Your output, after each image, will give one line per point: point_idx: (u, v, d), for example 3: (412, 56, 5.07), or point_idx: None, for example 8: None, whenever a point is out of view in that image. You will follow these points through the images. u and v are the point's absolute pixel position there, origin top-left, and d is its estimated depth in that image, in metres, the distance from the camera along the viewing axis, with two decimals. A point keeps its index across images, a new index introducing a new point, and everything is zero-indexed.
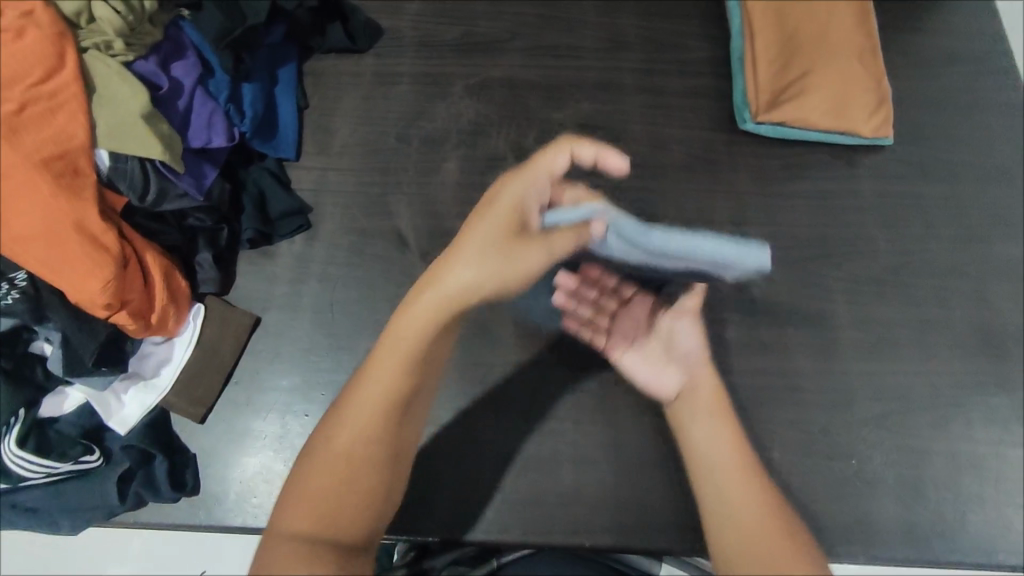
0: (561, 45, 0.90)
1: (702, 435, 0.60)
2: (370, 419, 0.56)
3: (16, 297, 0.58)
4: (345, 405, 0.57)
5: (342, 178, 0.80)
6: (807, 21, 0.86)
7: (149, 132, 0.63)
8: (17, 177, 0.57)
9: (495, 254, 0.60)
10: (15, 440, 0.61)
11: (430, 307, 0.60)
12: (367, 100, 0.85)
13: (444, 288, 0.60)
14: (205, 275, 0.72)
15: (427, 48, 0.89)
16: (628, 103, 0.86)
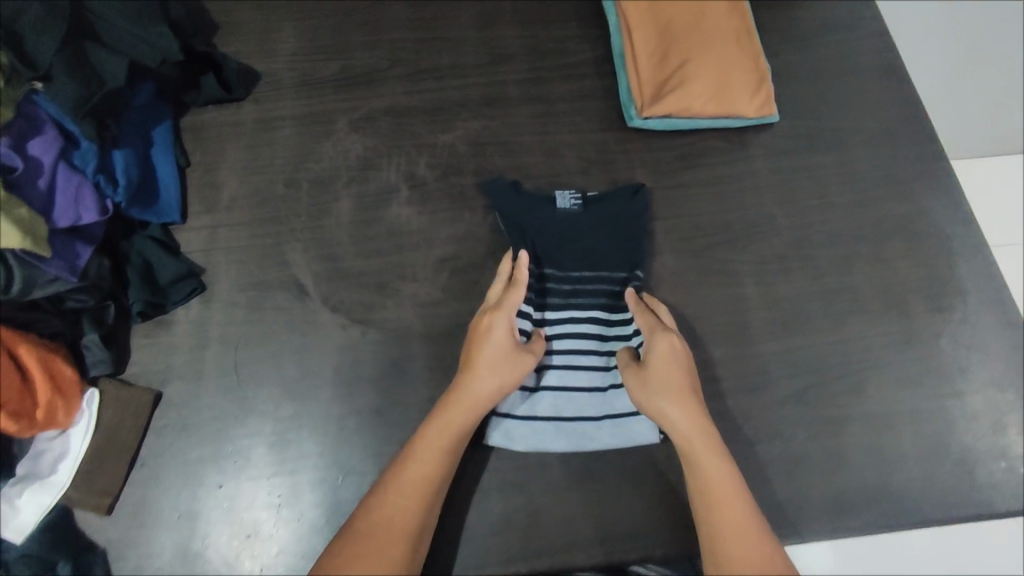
0: (442, 67, 0.89)
1: (711, 474, 0.62)
2: (417, 504, 0.61)
3: None
4: (396, 489, 0.61)
5: (233, 233, 0.78)
6: (681, 10, 0.87)
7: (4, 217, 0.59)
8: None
9: (507, 354, 0.66)
10: None
11: (462, 412, 0.64)
12: (251, 148, 0.83)
13: (475, 398, 0.65)
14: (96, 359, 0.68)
15: (307, 87, 0.87)
16: (517, 115, 0.86)
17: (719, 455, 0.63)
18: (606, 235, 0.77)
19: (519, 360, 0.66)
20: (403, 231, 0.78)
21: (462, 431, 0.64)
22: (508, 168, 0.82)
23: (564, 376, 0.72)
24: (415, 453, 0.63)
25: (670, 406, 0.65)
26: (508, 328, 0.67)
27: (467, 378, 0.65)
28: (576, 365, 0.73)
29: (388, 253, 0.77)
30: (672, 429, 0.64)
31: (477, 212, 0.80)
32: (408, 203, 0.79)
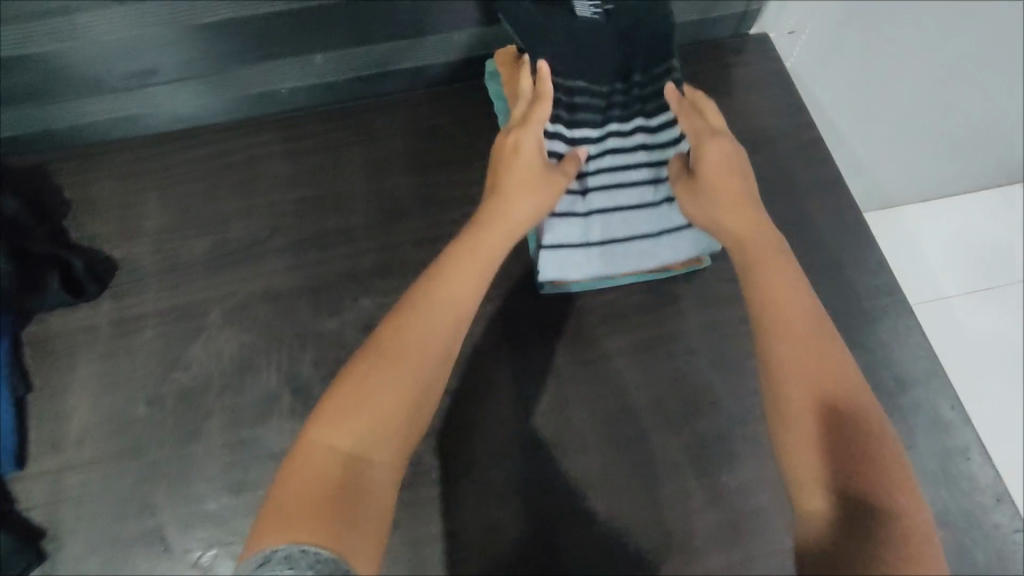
0: (329, 230, 0.78)
1: (771, 279, 0.56)
2: (415, 365, 0.52)
3: None
4: (387, 354, 0.52)
5: (83, 477, 0.66)
6: None
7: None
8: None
9: (531, 218, 0.62)
10: None
11: (486, 249, 0.60)
12: (107, 359, 0.71)
13: (489, 247, 0.60)
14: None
15: (173, 274, 0.76)
16: (415, 285, 0.75)
17: (790, 267, 0.57)
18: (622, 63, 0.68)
19: (551, 179, 0.63)
20: (287, 453, 0.67)
21: (487, 275, 0.59)
22: None
23: (606, 199, 0.70)
24: (416, 316, 0.55)
25: (761, 269, 0.57)
26: (536, 147, 0.63)
27: (498, 222, 0.61)
28: (624, 205, 0.70)
29: (268, 483, 0.66)
30: (754, 284, 0.56)
31: None
32: (292, 414, 0.68)
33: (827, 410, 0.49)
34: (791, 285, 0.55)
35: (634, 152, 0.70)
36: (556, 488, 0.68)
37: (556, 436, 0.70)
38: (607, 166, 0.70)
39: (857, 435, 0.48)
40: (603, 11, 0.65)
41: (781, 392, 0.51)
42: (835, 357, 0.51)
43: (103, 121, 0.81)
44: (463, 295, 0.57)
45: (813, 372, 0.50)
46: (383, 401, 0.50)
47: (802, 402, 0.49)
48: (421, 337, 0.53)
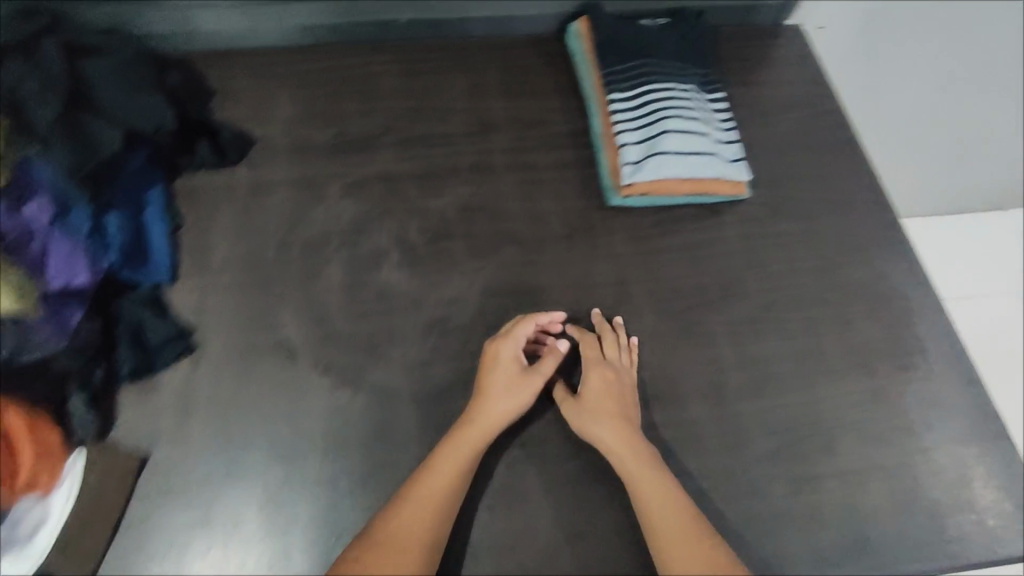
0: (434, 134, 0.93)
1: (650, 487, 0.67)
2: (407, 548, 0.62)
3: None
4: (378, 537, 0.62)
5: (223, 296, 0.78)
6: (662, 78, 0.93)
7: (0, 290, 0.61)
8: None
9: (516, 406, 0.70)
10: None
11: (474, 436, 0.68)
12: (244, 210, 0.84)
13: (467, 444, 0.68)
14: (81, 414, 0.67)
15: (301, 153, 0.90)
16: (503, 182, 0.90)
17: (663, 473, 0.68)
18: (675, 42, 0.97)
19: (525, 382, 0.72)
20: (394, 294, 0.79)
21: (475, 451, 0.68)
22: (496, 234, 0.86)
23: (675, 138, 0.88)
24: (408, 504, 0.64)
25: (640, 475, 0.68)
26: (513, 354, 0.73)
27: (473, 424, 0.69)
28: (685, 138, 0.88)
29: (379, 315, 0.78)
30: (641, 492, 0.67)
31: (466, 275, 0.82)
32: (398, 266, 0.82)
33: None
34: (663, 484, 0.67)
35: (690, 105, 0.91)
36: (615, 341, 0.79)
37: (616, 304, 0.82)
38: (675, 112, 0.90)
39: None
40: (659, 23, 1.00)
41: None
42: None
43: (246, 28, 0.95)
44: (445, 472, 0.66)
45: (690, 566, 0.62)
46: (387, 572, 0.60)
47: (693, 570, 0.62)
48: (414, 523, 0.63)
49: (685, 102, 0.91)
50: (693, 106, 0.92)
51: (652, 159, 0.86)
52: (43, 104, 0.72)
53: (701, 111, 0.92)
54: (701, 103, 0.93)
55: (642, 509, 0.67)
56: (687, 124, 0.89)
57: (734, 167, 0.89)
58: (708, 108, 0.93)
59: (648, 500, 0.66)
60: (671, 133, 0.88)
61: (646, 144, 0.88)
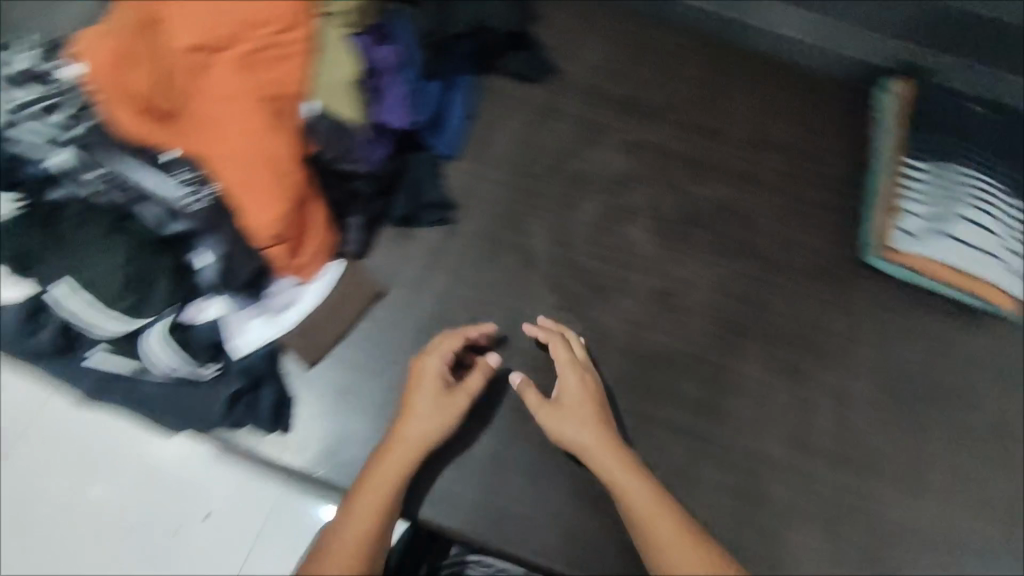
0: (715, 128, 0.94)
1: (610, 466, 0.64)
2: (357, 541, 0.57)
3: (205, 203, 0.62)
4: (340, 525, 0.58)
5: (491, 188, 0.85)
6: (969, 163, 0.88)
7: (347, 98, 0.69)
8: (233, 116, 0.61)
9: (437, 432, 0.65)
10: (161, 330, 0.64)
11: (400, 450, 0.64)
12: (530, 126, 0.91)
13: (404, 445, 0.64)
14: (354, 232, 0.75)
15: (593, 97, 0.95)
16: (766, 197, 0.90)
17: (634, 465, 0.65)
18: (998, 136, 0.90)
19: (451, 400, 0.67)
20: (633, 254, 0.84)
21: (404, 472, 0.63)
22: (744, 242, 0.86)
23: (964, 227, 0.84)
24: (359, 498, 0.60)
25: (619, 473, 0.64)
26: (439, 369, 0.68)
27: (409, 440, 0.64)
28: (976, 231, 0.84)
29: (616, 267, 0.82)
30: (616, 486, 0.63)
31: (702, 266, 0.84)
32: (646, 230, 0.85)
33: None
34: (636, 471, 0.64)
35: (989, 201, 0.86)
36: (825, 390, 0.78)
37: (838, 355, 0.80)
38: (975, 203, 0.85)
39: None
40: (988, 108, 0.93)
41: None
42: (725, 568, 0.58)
43: None
44: (387, 476, 0.62)
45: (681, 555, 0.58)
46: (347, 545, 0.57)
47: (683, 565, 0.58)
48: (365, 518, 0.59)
49: (987, 196, 0.86)
50: (991, 203, 0.85)
51: (932, 238, 0.84)
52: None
53: (999, 211, 0.85)
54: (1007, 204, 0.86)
55: (651, 540, 0.60)
56: (981, 219, 0.84)
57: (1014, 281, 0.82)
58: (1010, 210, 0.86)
59: (668, 534, 0.60)
60: (963, 221, 0.84)
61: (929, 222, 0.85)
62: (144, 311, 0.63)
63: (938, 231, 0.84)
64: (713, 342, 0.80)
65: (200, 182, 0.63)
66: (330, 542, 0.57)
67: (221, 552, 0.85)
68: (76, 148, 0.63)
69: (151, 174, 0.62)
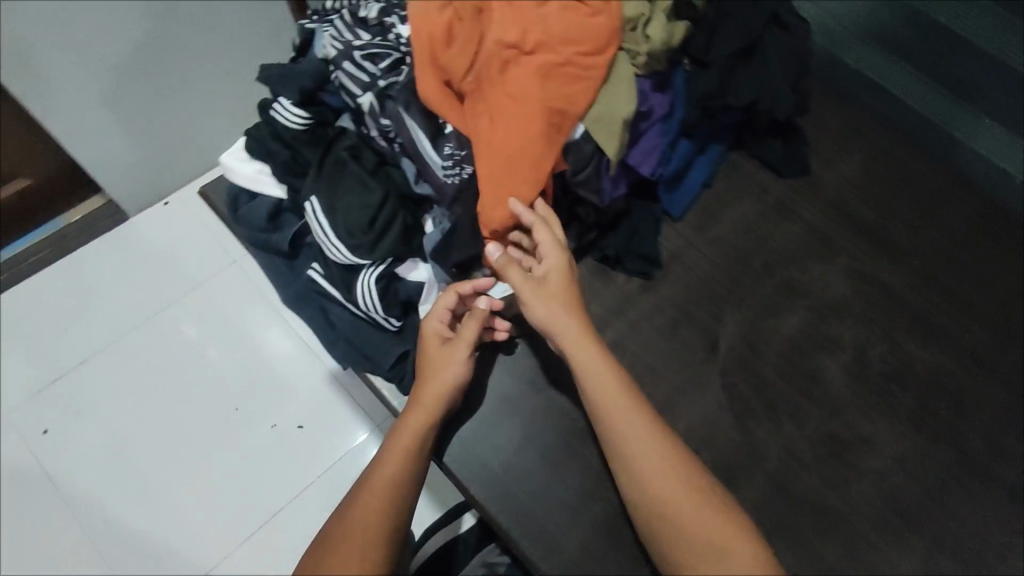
0: (957, 293, 0.85)
1: (628, 428, 0.62)
2: (386, 499, 0.61)
3: (457, 180, 0.67)
4: (365, 490, 0.61)
5: (700, 262, 0.83)
6: None
7: (616, 135, 0.69)
8: (511, 112, 0.64)
9: (441, 401, 0.66)
10: (376, 276, 0.67)
11: (418, 417, 0.65)
12: (760, 216, 0.88)
13: (420, 410, 0.65)
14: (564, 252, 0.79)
15: (836, 212, 0.89)
16: (992, 389, 0.79)
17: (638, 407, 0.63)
18: None
19: (449, 354, 0.66)
20: (819, 385, 0.78)
21: (422, 430, 0.65)
22: (950, 425, 0.77)
23: None
24: (386, 457, 0.64)
25: (624, 423, 0.62)
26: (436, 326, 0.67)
27: (420, 406, 0.66)
28: None
29: (796, 392, 0.77)
30: (626, 442, 0.62)
31: (892, 431, 0.76)
32: (843, 368, 0.79)
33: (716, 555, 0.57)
34: (647, 428, 0.62)
35: None
36: None
37: None
38: None
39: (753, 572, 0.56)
40: None
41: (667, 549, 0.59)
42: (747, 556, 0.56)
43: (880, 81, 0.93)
44: (402, 448, 0.64)
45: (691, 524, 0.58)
46: (364, 516, 0.59)
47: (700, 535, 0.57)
48: (395, 479, 0.62)
49: None
50: None
51: None
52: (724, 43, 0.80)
53: None
54: None
55: (671, 535, 0.58)
56: None
57: None
58: None
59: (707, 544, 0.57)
60: None
61: None
62: (370, 253, 0.67)
63: None
64: (875, 516, 0.72)
65: (462, 161, 0.67)
66: (356, 501, 0.61)
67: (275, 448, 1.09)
68: (374, 95, 0.67)
69: (427, 139, 0.67)
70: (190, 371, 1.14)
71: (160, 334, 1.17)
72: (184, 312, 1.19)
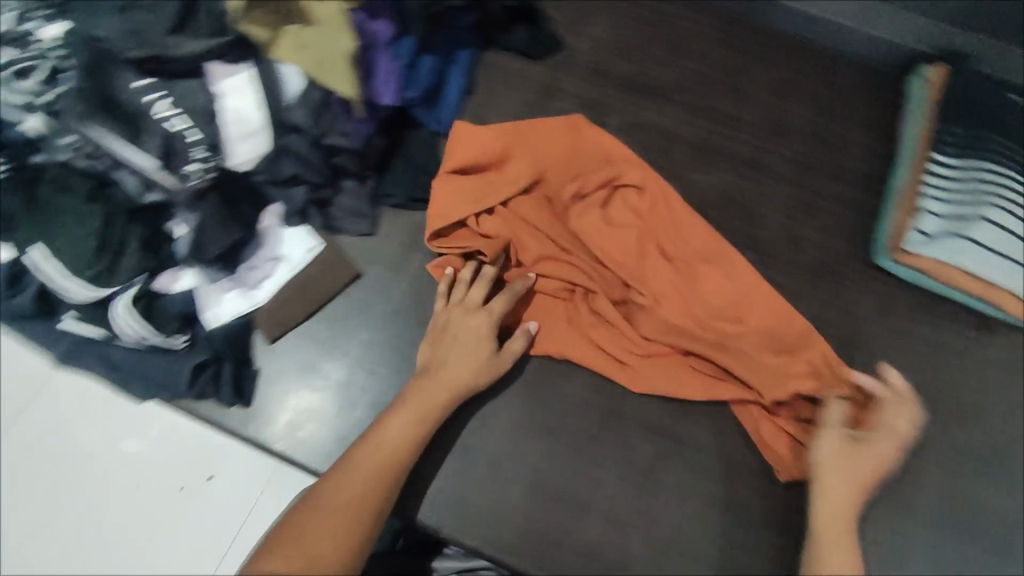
0: (723, 112, 0.89)
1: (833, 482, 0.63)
2: (380, 473, 0.61)
3: (203, 179, 0.66)
4: (360, 465, 0.61)
5: None
6: (1004, 160, 0.80)
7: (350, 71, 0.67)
8: (685, 236, 0.76)
9: (448, 389, 0.66)
10: (129, 298, 0.65)
11: (423, 403, 0.65)
12: (526, 106, 0.88)
13: (446, 388, 0.66)
14: (347, 208, 0.76)
15: (597, 77, 0.91)
16: (772, 189, 0.85)
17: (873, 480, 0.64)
18: None
19: (483, 346, 0.68)
20: None
21: (436, 410, 0.65)
22: (739, 234, 0.83)
23: (985, 231, 0.77)
24: (377, 432, 0.64)
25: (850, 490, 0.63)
26: (489, 329, 0.68)
27: (428, 387, 0.66)
28: (999, 229, 0.77)
29: None
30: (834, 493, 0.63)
31: None
32: None
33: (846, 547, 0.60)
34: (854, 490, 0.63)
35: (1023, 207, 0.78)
36: None
37: None
38: (1008, 207, 0.78)
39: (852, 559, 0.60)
40: None
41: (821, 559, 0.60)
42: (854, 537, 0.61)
43: None
44: (395, 436, 0.63)
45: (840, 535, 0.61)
46: (349, 491, 0.60)
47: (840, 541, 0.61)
48: (393, 450, 0.63)
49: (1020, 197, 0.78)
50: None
51: (949, 238, 0.78)
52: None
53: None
54: None
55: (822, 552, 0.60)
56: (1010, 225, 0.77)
57: None
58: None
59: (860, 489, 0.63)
60: (987, 227, 0.77)
61: (947, 221, 0.79)
62: (112, 279, 0.63)
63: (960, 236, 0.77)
64: None
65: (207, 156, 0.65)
66: (348, 468, 0.61)
67: (219, 505, 0.95)
68: (45, 116, 0.63)
69: (123, 142, 0.62)
70: (95, 462, 0.96)
71: (92, 461, 0.97)
72: (115, 429, 0.99)
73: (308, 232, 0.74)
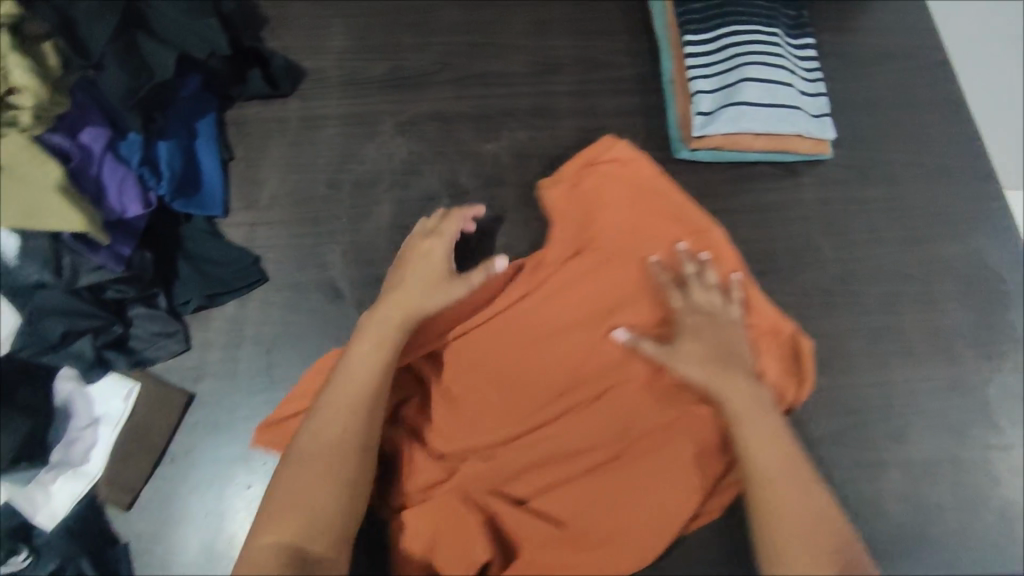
0: (491, 72, 0.87)
1: (758, 435, 0.60)
2: (324, 472, 0.56)
3: None
4: (279, 490, 0.56)
5: (273, 231, 0.78)
6: (749, 17, 0.82)
7: (68, 206, 0.61)
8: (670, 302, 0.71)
9: (393, 329, 0.64)
10: None
11: (344, 397, 0.60)
12: (295, 147, 0.82)
13: (401, 327, 0.64)
14: (146, 336, 0.70)
15: (354, 87, 0.85)
16: (563, 127, 0.84)
17: (774, 423, 0.61)
18: None
19: (446, 283, 0.67)
20: None
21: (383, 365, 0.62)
22: None
23: (753, 87, 0.79)
24: (308, 432, 0.59)
25: (755, 448, 0.60)
26: (445, 255, 0.69)
27: (351, 362, 0.62)
28: (763, 80, 0.79)
29: None
30: (753, 459, 0.60)
31: (518, 224, 0.79)
32: (450, 211, 0.79)
33: (802, 514, 0.56)
34: (774, 440, 0.60)
35: (777, 55, 0.81)
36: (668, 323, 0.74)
37: None
38: (763, 57, 0.80)
39: (808, 506, 0.57)
40: None
41: (770, 514, 0.57)
42: (810, 487, 0.58)
43: None
44: (348, 403, 0.60)
45: (793, 504, 0.57)
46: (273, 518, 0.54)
47: (792, 506, 0.57)
48: (334, 440, 0.57)
49: (770, 47, 0.81)
50: (779, 56, 0.81)
51: (725, 108, 0.79)
52: (101, 25, 0.67)
53: (786, 57, 0.82)
54: (791, 50, 0.83)
55: (765, 504, 0.58)
56: (773, 76, 0.80)
57: (820, 125, 0.80)
58: (794, 55, 0.83)
59: (748, 407, 0.62)
60: (752, 84, 0.79)
61: (718, 94, 0.80)
62: None
63: (733, 103, 0.79)
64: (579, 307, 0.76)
65: None
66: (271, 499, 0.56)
67: None
68: None
69: None
70: None
71: None
72: None
73: (118, 379, 0.69)
